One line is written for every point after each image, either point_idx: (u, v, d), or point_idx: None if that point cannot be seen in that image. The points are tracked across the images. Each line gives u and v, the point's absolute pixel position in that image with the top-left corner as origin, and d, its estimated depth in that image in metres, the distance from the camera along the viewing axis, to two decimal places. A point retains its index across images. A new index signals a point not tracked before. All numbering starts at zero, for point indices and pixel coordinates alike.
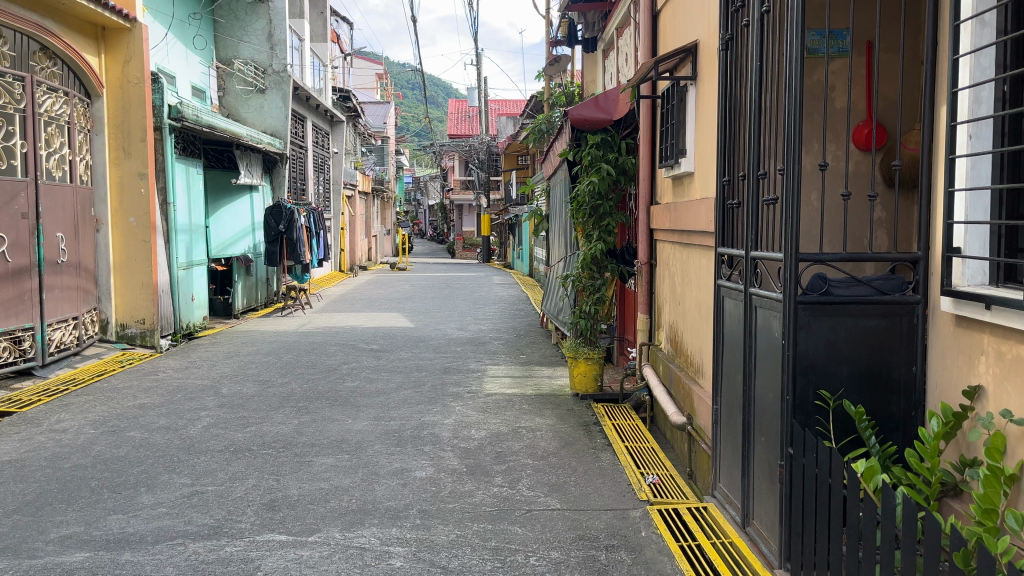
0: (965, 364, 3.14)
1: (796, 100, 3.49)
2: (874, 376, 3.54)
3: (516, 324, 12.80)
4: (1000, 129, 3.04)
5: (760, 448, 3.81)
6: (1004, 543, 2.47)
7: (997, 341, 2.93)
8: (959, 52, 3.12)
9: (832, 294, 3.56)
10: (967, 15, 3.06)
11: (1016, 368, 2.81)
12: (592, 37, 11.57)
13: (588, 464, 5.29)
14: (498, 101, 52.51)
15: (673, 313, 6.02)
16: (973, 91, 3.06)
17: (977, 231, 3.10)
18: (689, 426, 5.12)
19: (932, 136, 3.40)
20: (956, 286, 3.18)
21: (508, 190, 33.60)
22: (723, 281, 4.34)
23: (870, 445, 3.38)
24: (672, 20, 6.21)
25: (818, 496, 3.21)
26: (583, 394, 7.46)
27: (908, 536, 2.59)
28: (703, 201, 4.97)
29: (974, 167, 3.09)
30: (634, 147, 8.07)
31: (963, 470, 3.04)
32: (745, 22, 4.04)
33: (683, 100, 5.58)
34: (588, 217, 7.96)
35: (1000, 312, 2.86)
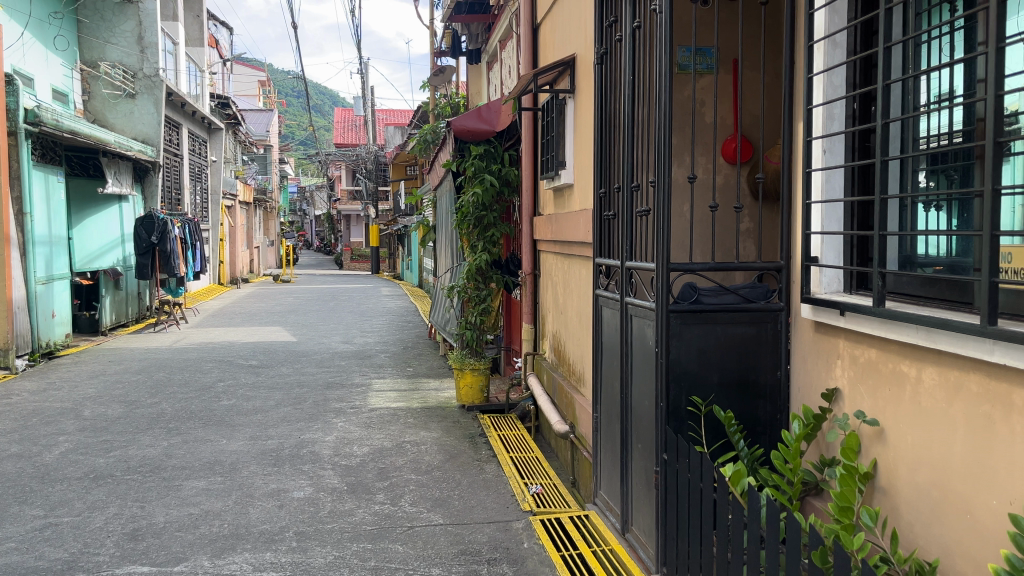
0: (824, 368, 3.30)
1: (665, 112, 3.58)
2: (742, 382, 3.64)
3: (403, 336, 12.63)
4: (850, 145, 3.22)
5: (638, 454, 3.87)
6: (859, 539, 2.58)
7: (851, 345, 3.10)
8: (814, 71, 3.28)
9: (702, 303, 3.67)
10: (821, 35, 3.22)
11: (870, 371, 2.98)
12: (476, 49, 11.60)
13: (472, 477, 5.25)
14: (386, 111, 52.03)
15: (556, 323, 6.07)
16: (826, 108, 3.23)
17: (832, 242, 3.27)
18: (572, 435, 5.16)
19: (790, 151, 3.57)
20: (814, 294, 3.33)
21: (396, 200, 33.29)
22: (602, 291, 4.41)
23: (739, 449, 3.47)
24: (551, 33, 6.28)
25: (691, 500, 3.28)
26: (468, 405, 7.42)
27: (772, 536, 2.67)
28: (582, 212, 5.05)
29: (828, 180, 3.26)
30: (517, 158, 8.14)
31: (823, 469, 3.16)
32: (617, 37, 4.14)
33: (562, 114, 5.65)
34: (472, 228, 7.95)
35: (853, 318, 3.03)
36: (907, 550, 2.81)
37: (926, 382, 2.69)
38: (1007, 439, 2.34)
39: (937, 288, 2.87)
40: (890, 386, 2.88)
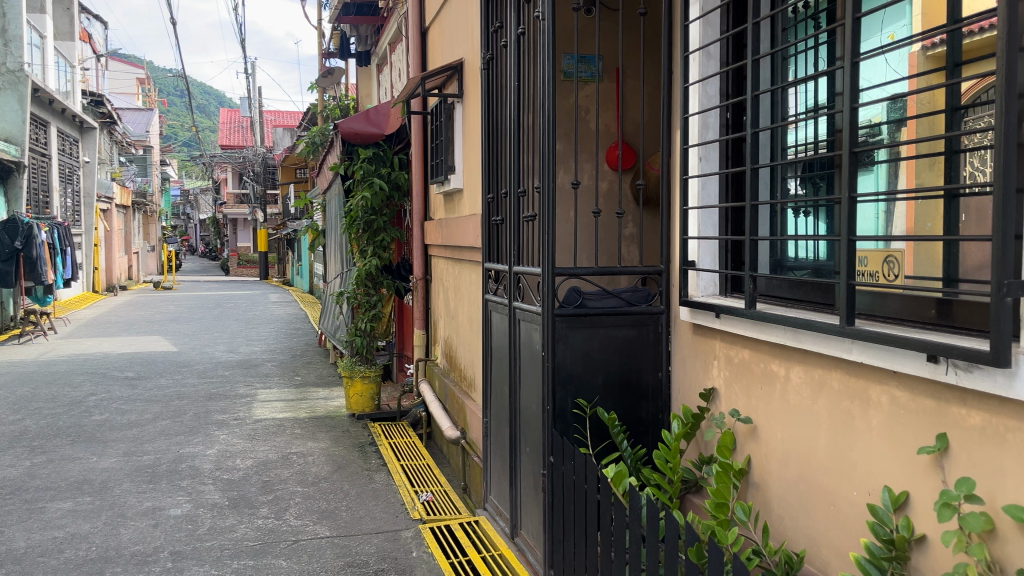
0: (701, 369, 3.41)
1: (549, 118, 3.62)
2: (626, 383, 3.70)
3: (291, 344, 12.30)
4: (724, 153, 3.36)
5: (526, 458, 3.89)
6: (733, 534, 2.66)
7: (727, 346, 3.22)
8: (689, 80, 3.38)
9: (586, 306, 3.73)
10: (695, 47, 3.33)
11: (744, 371, 3.10)
12: (365, 51, 11.46)
13: (361, 486, 5.15)
14: (276, 113, 50.71)
15: (447, 328, 6.05)
16: (701, 117, 3.35)
17: (708, 246, 3.38)
18: (463, 441, 5.14)
19: (668, 158, 3.68)
20: (691, 297, 3.44)
21: (285, 205, 32.46)
22: (490, 296, 4.42)
23: (623, 450, 3.53)
24: (439, 37, 6.25)
25: (576, 501, 3.31)
26: (359, 414, 7.29)
27: (652, 535, 2.72)
28: (471, 216, 5.05)
29: (704, 187, 3.37)
30: (406, 162, 8.06)
31: (701, 466, 3.25)
32: (502, 43, 4.16)
33: (451, 118, 5.65)
34: (361, 233, 7.84)
35: (727, 320, 3.14)
36: (777, 542, 2.93)
37: (794, 381, 2.83)
38: (864, 432, 2.49)
39: (802, 290, 3.01)
40: (762, 385, 3.00)
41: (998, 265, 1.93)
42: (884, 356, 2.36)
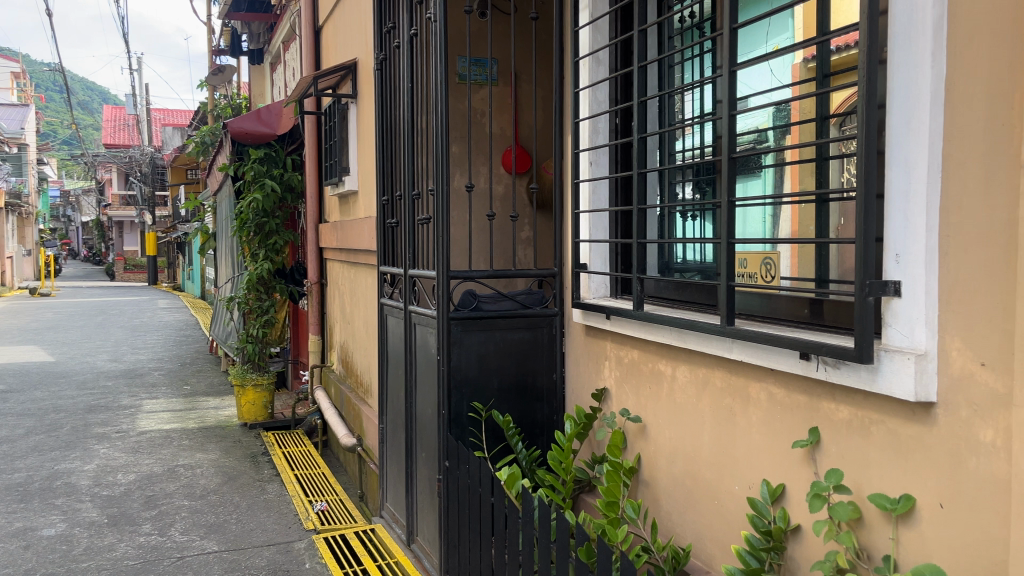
0: (593, 369, 3.47)
1: (442, 120, 3.60)
2: (521, 386, 3.72)
3: (181, 352, 11.82)
4: (614, 158, 3.42)
5: (422, 463, 3.85)
6: (622, 532, 2.71)
7: (617, 347, 3.28)
8: (579, 86, 3.44)
9: (481, 309, 3.72)
10: (585, 52, 3.38)
11: (634, 371, 3.17)
12: (258, 49, 11.16)
13: (252, 498, 4.99)
14: (166, 112, 48.72)
15: (343, 333, 5.94)
16: (592, 122, 3.40)
17: (599, 249, 3.43)
18: (359, 448, 5.06)
19: (561, 162, 3.72)
20: (584, 299, 3.48)
21: (175, 207, 31.20)
22: (386, 300, 4.36)
23: (518, 452, 3.53)
24: (333, 36, 6.15)
25: (471, 505, 3.30)
26: (251, 423, 7.07)
27: (543, 536, 2.73)
28: (366, 219, 4.98)
29: (595, 191, 3.42)
30: (300, 163, 7.89)
31: (593, 466, 3.29)
32: (395, 44, 4.12)
33: (344, 119, 5.56)
34: (253, 235, 7.62)
35: (617, 321, 3.20)
36: (665, 538, 2.99)
37: (680, 380, 2.90)
38: (745, 428, 2.58)
39: (687, 292, 3.09)
40: (651, 385, 3.07)
41: (862, 267, 2.03)
42: (761, 354, 2.45)
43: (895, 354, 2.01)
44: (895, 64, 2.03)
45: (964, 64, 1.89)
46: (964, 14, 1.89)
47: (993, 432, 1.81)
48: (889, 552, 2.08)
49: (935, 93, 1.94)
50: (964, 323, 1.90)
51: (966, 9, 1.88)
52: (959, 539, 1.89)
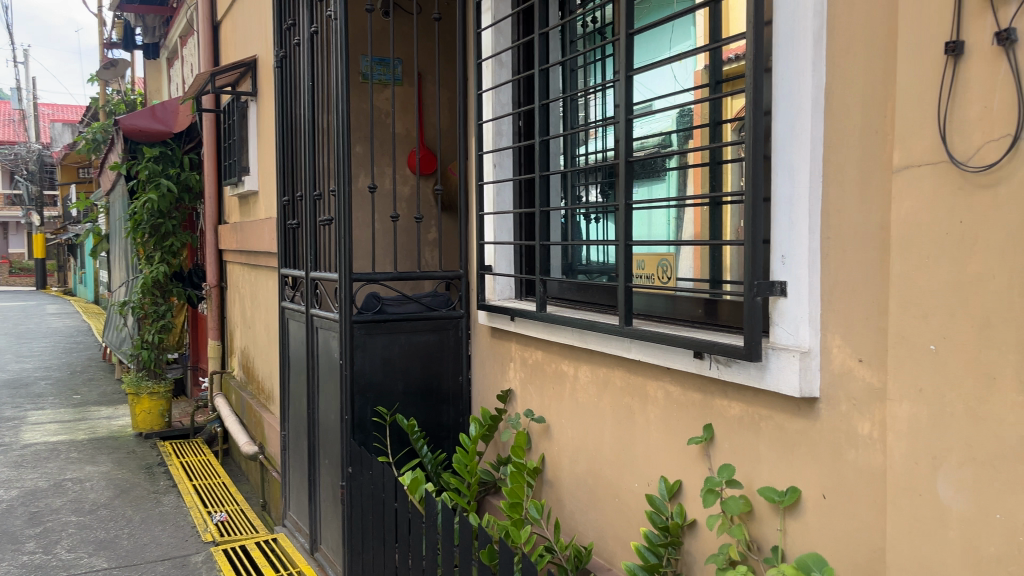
0: (499, 371, 3.48)
1: (343, 119, 3.54)
2: (426, 389, 3.69)
3: (70, 360, 11.24)
4: (518, 160, 3.43)
5: (325, 470, 3.77)
6: (525, 533, 2.71)
7: (522, 348, 3.30)
8: (483, 88, 3.44)
9: (385, 312, 3.66)
10: (488, 55, 3.39)
11: (538, 372, 3.19)
12: (154, 43, 10.74)
13: (146, 511, 4.78)
14: (55, 107, 46.29)
15: (243, 338, 5.78)
16: (495, 124, 3.41)
17: (504, 251, 3.44)
18: (261, 456, 4.92)
19: (465, 164, 3.71)
20: (489, 301, 3.48)
21: (65, 207, 29.66)
22: (287, 304, 4.25)
23: (423, 455, 3.50)
24: (231, 32, 5.97)
25: (375, 511, 3.24)
26: (147, 433, 6.79)
27: (446, 540, 2.71)
28: (266, 220, 4.85)
29: (499, 193, 3.43)
30: (198, 162, 7.64)
31: (498, 467, 3.30)
32: (295, 41, 4.03)
33: (244, 117, 5.41)
34: (147, 237, 7.33)
35: (522, 323, 3.21)
36: (568, 537, 3.02)
37: (581, 380, 2.94)
38: (643, 427, 2.63)
39: (589, 293, 3.13)
40: (554, 385, 3.10)
41: (750, 267, 2.10)
42: (658, 353, 2.50)
43: (781, 352, 2.09)
44: (780, 73, 2.11)
45: (842, 74, 1.98)
46: (841, 26, 1.97)
47: (870, 425, 1.90)
48: (777, 542, 2.15)
49: (816, 101, 2.03)
50: (843, 321, 1.98)
51: (843, 21, 1.97)
52: (840, 528, 1.98)
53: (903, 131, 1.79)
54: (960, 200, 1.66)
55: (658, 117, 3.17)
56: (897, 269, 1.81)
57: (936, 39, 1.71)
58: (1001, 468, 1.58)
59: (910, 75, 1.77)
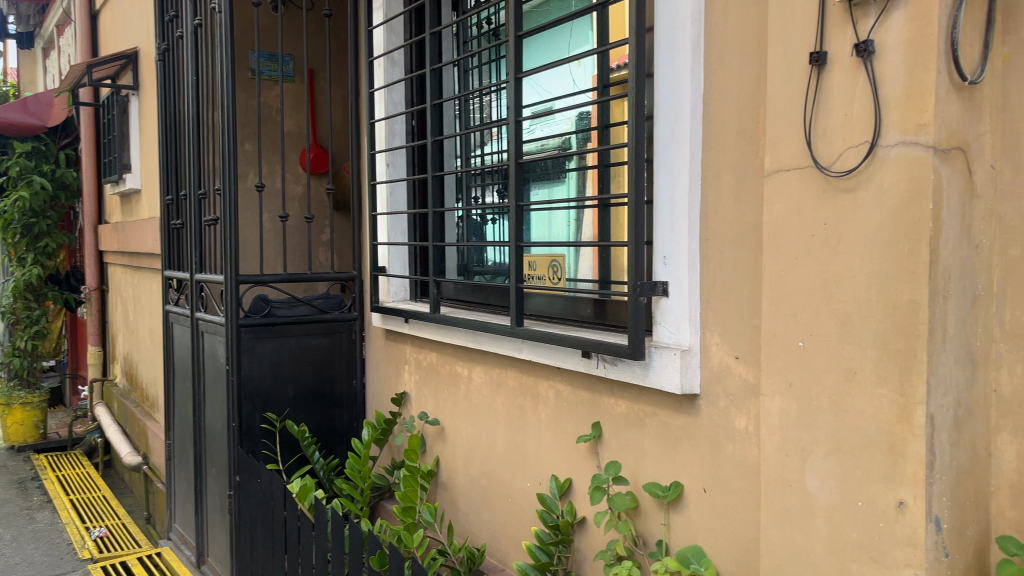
0: (393, 374, 3.44)
1: (228, 114, 3.42)
2: (318, 393, 3.61)
3: None
4: (411, 160, 3.40)
5: (212, 479, 3.63)
6: (418, 536, 2.68)
7: (416, 350, 3.27)
8: (375, 86, 3.40)
9: (275, 315, 3.56)
10: (380, 52, 3.35)
11: (432, 374, 3.17)
12: (27, 32, 10.13)
13: (18, 529, 4.49)
14: None
15: (126, 343, 5.52)
16: (388, 123, 3.37)
17: (398, 252, 3.40)
18: (145, 466, 4.71)
19: (357, 163, 3.65)
20: (382, 303, 3.44)
21: None
22: (171, 307, 4.08)
23: (314, 461, 3.42)
24: (111, 22, 5.69)
25: (264, 520, 3.14)
26: (20, 446, 6.41)
27: (337, 547, 2.65)
28: (149, 220, 4.64)
29: (393, 193, 3.39)
30: (76, 159, 7.25)
31: (392, 471, 3.26)
32: (178, 34, 3.87)
33: (125, 112, 5.17)
34: (19, 238, 6.92)
35: (415, 325, 3.18)
36: (462, 539, 3.01)
37: (475, 381, 2.93)
38: (535, 426, 2.65)
39: (483, 293, 3.13)
40: (448, 387, 3.08)
41: (634, 268, 2.14)
42: (548, 353, 2.52)
43: (663, 350, 2.14)
44: (662, 78, 2.16)
45: (718, 81, 2.04)
46: (717, 34, 2.04)
47: (746, 419, 1.97)
48: (661, 536, 2.21)
49: (695, 106, 2.09)
50: (721, 320, 2.05)
51: (718, 30, 2.04)
52: (719, 520, 2.04)
53: (773, 136, 1.86)
54: (824, 203, 1.74)
55: (558, 119, 3.16)
56: (769, 269, 1.88)
57: (801, 48, 1.79)
58: (863, 458, 1.67)
59: (779, 83, 1.85)
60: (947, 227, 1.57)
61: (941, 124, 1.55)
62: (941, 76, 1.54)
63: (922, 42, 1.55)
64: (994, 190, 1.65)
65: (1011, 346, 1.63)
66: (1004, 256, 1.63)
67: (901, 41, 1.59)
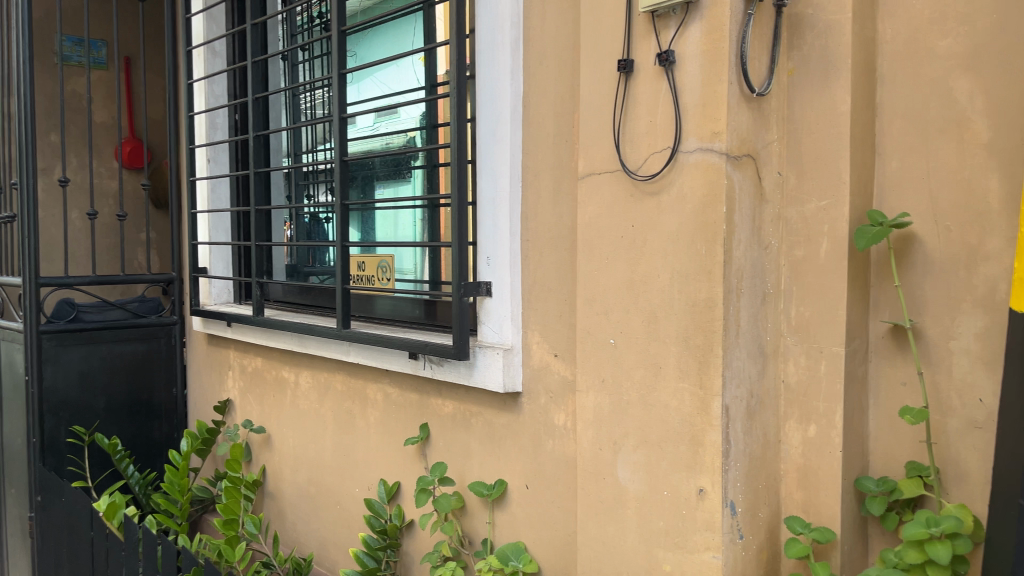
0: (217, 381, 3.29)
1: (25, 101, 3.13)
2: (133, 403, 3.41)
3: None
4: (234, 155, 3.27)
5: (11, 501, 3.31)
6: (239, 549, 2.57)
7: (240, 355, 3.14)
8: (193, 77, 3.24)
9: (82, 321, 3.30)
10: (199, 42, 3.19)
11: (257, 379, 3.05)
12: None
13: None
14: None
15: None
16: (208, 116, 3.22)
17: (220, 252, 3.26)
18: None
19: (176, 159, 3.46)
20: (204, 306, 3.27)
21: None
22: None
23: (129, 476, 3.20)
24: None
25: (70, 542, 2.91)
26: None
27: (149, 567, 2.47)
28: None
29: (214, 190, 3.24)
30: None
31: (214, 483, 3.10)
32: None
33: None
34: None
35: (239, 329, 3.06)
36: (290, 549, 2.91)
37: (302, 386, 2.83)
38: (363, 430, 2.59)
39: (311, 295, 3.04)
40: (274, 393, 2.97)
41: (458, 269, 2.14)
42: (375, 355, 2.48)
43: (486, 350, 2.16)
44: (483, 80, 2.18)
45: (535, 85, 2.09)
46: (535, 38, 2.08)
47: (564, 416, 2.02)
48: (486, 534, 2.22)
49: (514, 109, 2.11)
50: (541, 318, 2.09)
51: (536, 34, 2.08)
52: (539, 516, 2.08)
53: (586, 140, 1.92)
54: (632, 206, 1.81)
55: (403, 116, 2.99)
56: (583, 270, 1.93)
57: (610, 55, 1.85)
58: (667, 449, 1.75)
59: (591, 87, 1.90)
60: (739, 229, 1.67)
61: (733, 132, 1.64)
62: (733, 86, 1.64)
63: (716, 54, 1.64)
64: (781, 194, 1.77)
65: (797, 339, 1.75)
66: (790, 256, 1.76)
67: (698, 52, 1.67)
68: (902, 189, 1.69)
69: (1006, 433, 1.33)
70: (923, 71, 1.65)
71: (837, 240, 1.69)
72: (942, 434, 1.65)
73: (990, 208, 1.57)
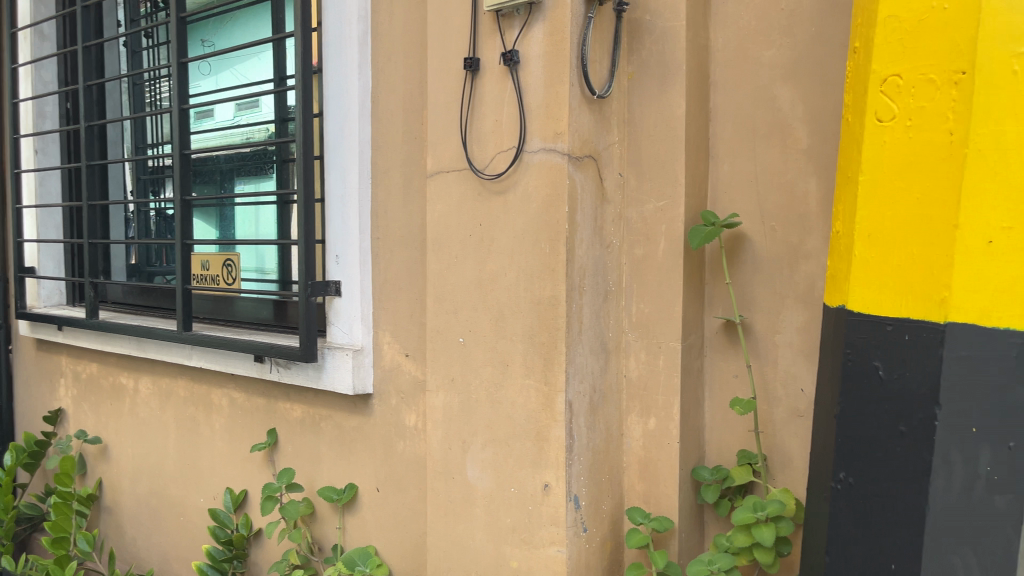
0: (48, 389, 3.06)
1: None
2: None
3: None
4: (65, 146, 3.05)
5: None
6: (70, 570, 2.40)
7: (74, 361, 2.93)
8: (18, 61, 3.01)
9: None
10: (24, 23, 2.97)
11: (92, 386, 2.85)
12: None
13: None
14: None
15: None
16: (36, 104, 3.00)
17: (50, 250, 3.03)
18: None
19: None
20: (31, 309, 3.03)
21: None
22: None
23: None
24: None
25: None
26: None
27: None
28: None
29: (43, 183, 3.01)
30: None
31: (44, 499, 2.88)
32: None
33: None
34: None
35: (71, 333, 2.85)
36: (129, 566, 2.75)
37: (142, 393, 2.67)
38: (208, 438, 2.47)
39: (152, 296, 2.86)
40: (111, 401, 2.78)
41: (304, 268, 2.06)
42: (219, 359, 2.36)
43: (334, 351, 2.10)
44: (330, 74, 2.12)
45: (384, 81, 2.05)
46: (384, 33, 2.04)
47: (415, 417, 2.00)
48: (336, 540, 2.17)
49: (363, 104, 2.08)
50: (392, 318, 2.06)
51: (384, 29, 2.04)
52: (390, 518, 2.05)
53: (434, 138, 1.91)
54: (480, 205, 1.81)
55: (263, 106, 2.83)
56: (433, 269, 1.91)
57: (457, 53, 1.85)
58: (514, 446, 1.76)
59: (438, 85, 1.89)
60: (581, 228, 1.71)
61: (575, 133, 1.67)
62: (574, 88, 1.67)
63: (558, 56, 1.66)
64: (622, 195, 1.83)
65: (637, 335, 1.81)
66: (631, 256, 1.82)
67: (541, 53, 1.69)
68: (732, 192, 1.78)
69: (819, 422, 1.41)
70: (750, 79, 1.74)
71: (674, 240, 1.75)
72: (768, 424, 1.75)
73: (810, 209, 1.67)
